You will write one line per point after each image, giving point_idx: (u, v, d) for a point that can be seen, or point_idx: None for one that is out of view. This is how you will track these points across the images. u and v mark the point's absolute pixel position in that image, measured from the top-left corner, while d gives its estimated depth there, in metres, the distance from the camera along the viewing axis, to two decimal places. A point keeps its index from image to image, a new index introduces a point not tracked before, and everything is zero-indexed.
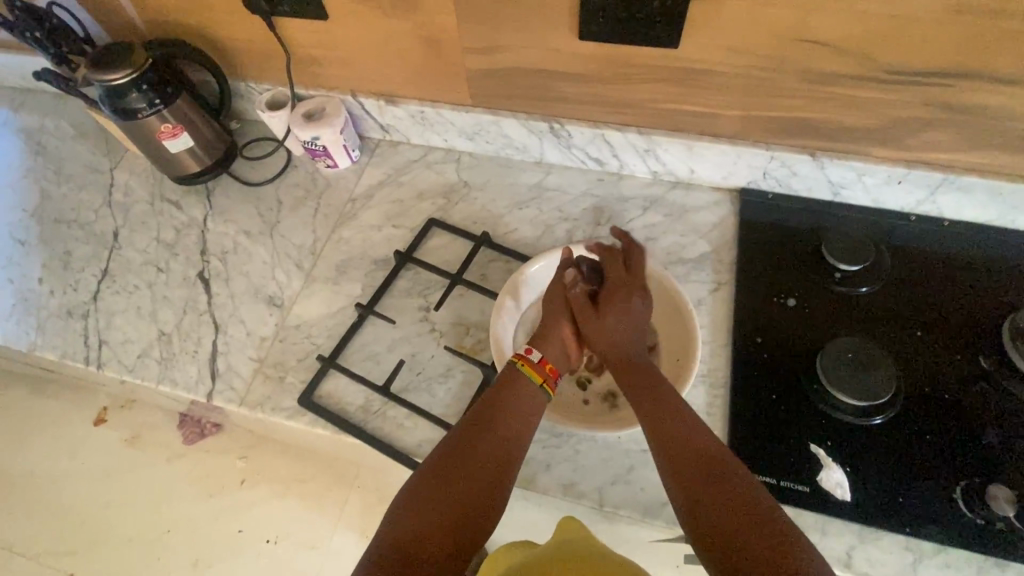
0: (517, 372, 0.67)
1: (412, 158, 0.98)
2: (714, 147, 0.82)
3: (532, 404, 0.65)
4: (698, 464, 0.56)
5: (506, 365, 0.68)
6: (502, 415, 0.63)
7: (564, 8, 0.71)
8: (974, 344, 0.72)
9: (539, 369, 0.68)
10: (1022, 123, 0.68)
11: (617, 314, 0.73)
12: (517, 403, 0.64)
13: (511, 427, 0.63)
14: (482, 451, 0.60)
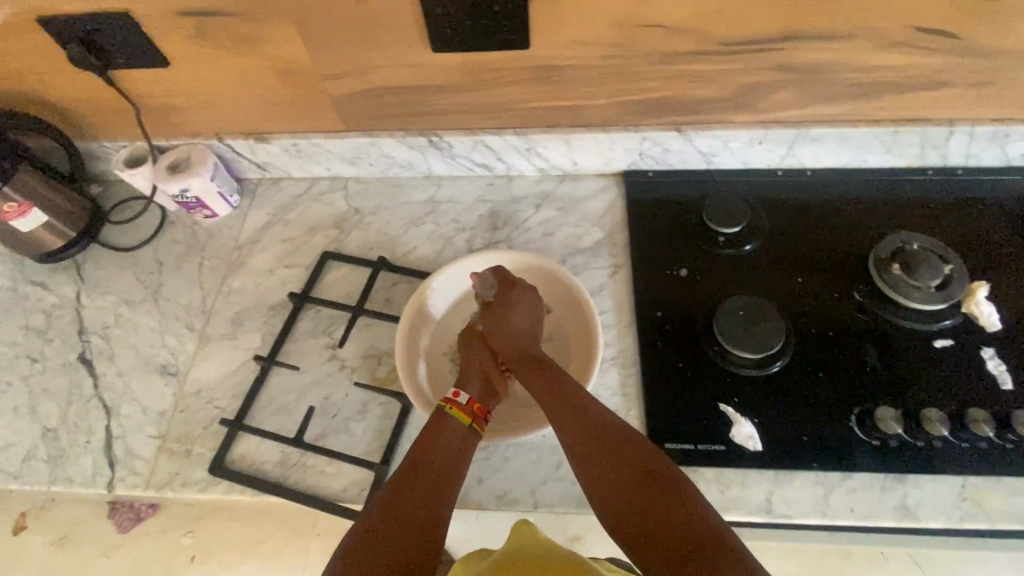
0: (446, 415, 0.64)
1: (296, 193, 0.94)
2: (590, 135, 0.84)
3: (463, 439, 0.63)
4: (622, 470, 0.56)
5: (434, 411, 0.65)
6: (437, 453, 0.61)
7: (412, 25, 0.71)
8: (849, 280, 0.78)
9: (468, 409, 0.66)
10: (848, 74, 0.74)
11: (518, 322, 0.71)
12: (449, 442, 0.62)
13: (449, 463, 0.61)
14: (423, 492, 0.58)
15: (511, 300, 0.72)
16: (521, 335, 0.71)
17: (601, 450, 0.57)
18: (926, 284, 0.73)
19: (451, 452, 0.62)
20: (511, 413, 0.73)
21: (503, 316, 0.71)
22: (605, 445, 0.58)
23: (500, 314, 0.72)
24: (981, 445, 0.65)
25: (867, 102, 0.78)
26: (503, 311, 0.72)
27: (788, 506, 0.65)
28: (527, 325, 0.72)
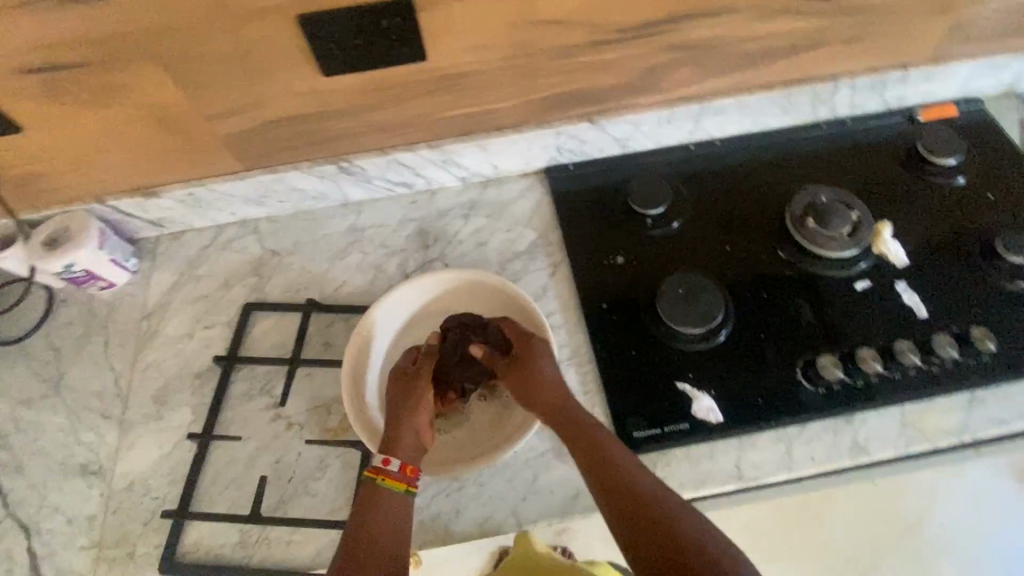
0: (378, 488, 0.58)
1: (203, 245, 0.86)
2: (506, 138, 0.82)
3: (400, 506, 0.57)
4: (671, 539, 0.50)
5: (364, 482, 0.59)
6: (370, 533, 0.55)
7: (296, 51, 0.66)
8: (773, 240, 0.82)
9: (401, 474, 0.59)
10: (737, 45, 0.77)
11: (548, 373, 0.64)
12: (382, 519, 0.56)
13: (389, 542, 0.55)
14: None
15: (537, 356, 0.65)
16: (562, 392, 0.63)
17: (653, 525, 0.51)
18: (840, 233, 0.78)
19: (390, 527, 0.56)
20: (472, 438, 0.70)
21: (533, 375, 0.63)
22: (658, 519, 0.52)
23: (533, 372, 0.63)
24: (912, 373, 0.71)
25: (759, 69, 0.82)
26: (534, 367, 0.64)
27: (756, 468, 0.67)
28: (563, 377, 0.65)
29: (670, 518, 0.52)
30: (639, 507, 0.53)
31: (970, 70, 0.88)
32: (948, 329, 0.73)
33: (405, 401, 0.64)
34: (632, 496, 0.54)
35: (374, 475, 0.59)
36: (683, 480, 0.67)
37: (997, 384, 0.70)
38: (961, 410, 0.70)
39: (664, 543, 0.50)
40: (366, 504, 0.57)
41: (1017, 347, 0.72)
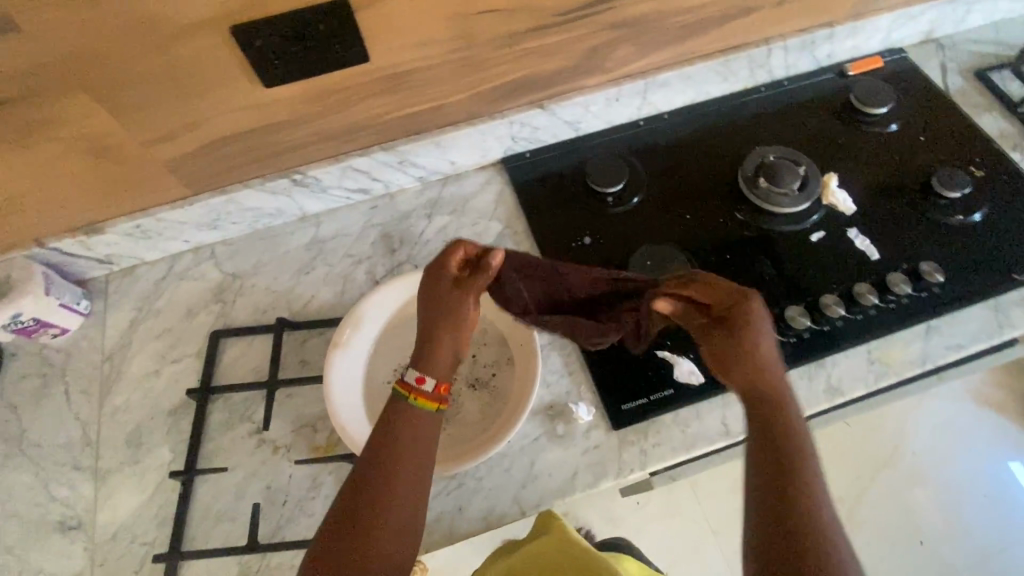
0: (412, 408, 0.54)
1: (158, 277, 0.83)
2: (459, 132, 0.82)
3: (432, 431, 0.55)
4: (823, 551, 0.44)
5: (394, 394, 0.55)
6: (395, 460, 0.52)
7: (232, 64, 0.64)
8: (730, 203, 0.84)
9: (435, 395, 0.55)
10: (673, 18, 0.79)
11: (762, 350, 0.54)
12: (417, 438, 0.53)
13: (409, 473, 0.52)
14: (380, 508, 0.50)
15: (754, 329, 0.54)
16: (772, 376, 0.53)
17: (793, 510, 0.46)
18: (790, 189, 0.81)
19: (416, 456, 0.53)
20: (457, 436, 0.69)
21: (738, 346, 0.53)
22: (802, 512, 0.46)
23: (744, 343, 0.53)
24: (873, 313, 0.74)
25: (696, 40, 0.84)
26: (746, 339, 0.53)
27: (741, 422, 0.69)
28: (777, 360, 0.55)
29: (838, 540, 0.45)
30: (809, 510, 0.46)
31: (890, 22, 0.93)
32: (899, 267, 0.77)
33: (444, 318, 0.57)
34: (798, 485, 0.47)
35: (406, 391, 0.55)
36: (674, 444, 0.69)
37: (948, 312, 0.75)
38: (921, 340, 0.74)
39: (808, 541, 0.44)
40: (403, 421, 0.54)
41: (961, 275, 0.77)
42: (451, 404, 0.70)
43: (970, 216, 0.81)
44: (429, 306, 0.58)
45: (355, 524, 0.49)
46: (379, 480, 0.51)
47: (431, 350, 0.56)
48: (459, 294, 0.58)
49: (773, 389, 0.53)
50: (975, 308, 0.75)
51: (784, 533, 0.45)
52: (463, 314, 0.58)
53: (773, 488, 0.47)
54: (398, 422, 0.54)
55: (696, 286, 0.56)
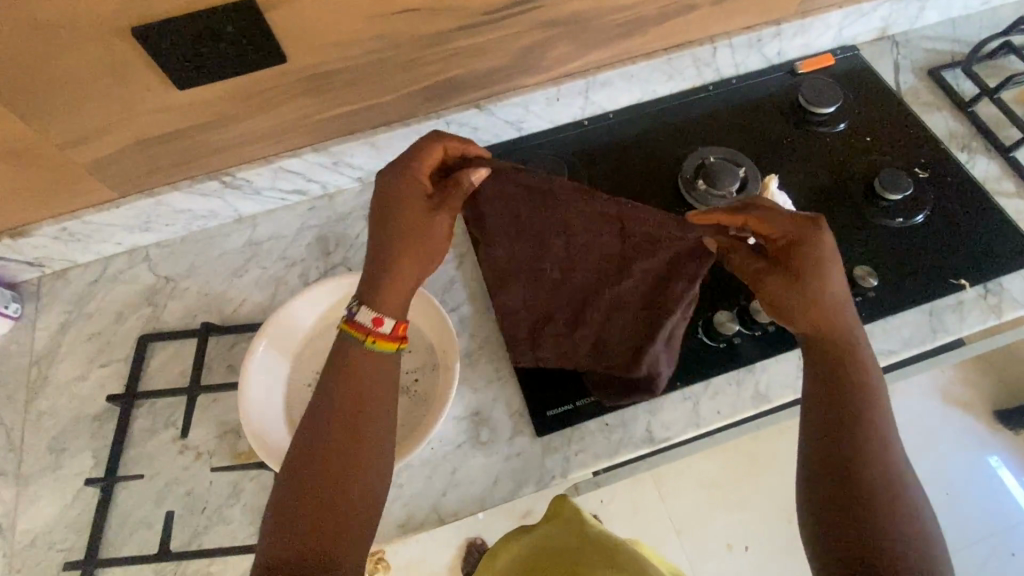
0: (370, 351, 0.55)
1: (90, 280, 0.82)
2: (394, 134, 0.81)
3: (389, 378, 0.56)
4: (868, 449, 0.52)
5: (348, 339, 0.55)
6: (355, 430, 0.53)
7: (142, 67, 0.62)
8: (670, 205, 0.83)
9: (394, 336, 0.56)
10: (610, 16, 0.77)
11: (829, 290, 0.56)
12: (369, 389, 0.54)
13: (371, 442, 0.53)
14: (345, 478, 0.51)
15: (819, 267, 0.55)
16: (837, 322, 0.56)
17: (847, 416, 0.53)
18: (730, 191, 0.80)
19: (373, 425, 0.54)
20: None
21: (805, 283, 0.55)
22: (855, 416, 0.53)
23: (807, 287, 0.55)
24: None
25: (636, 39, 0.83)
26: (811, 283, 0.55)
27: (666, 428, 0.69)
28: (843, 304, 0.57)
29: (897, 465, 0.52)
30: (871, 439, 0.52)
31: (840, 19, 0.91)
32: None
33: (412, 244, 0.56)
34: (856, 397, 0.54)
35: (360, 334, 0.55)
36: (597, 451, 0.68)
37: (882, 317, 0.74)
38: None
39: (858, 442, 0.52)
40: (356, 377, 0.54)
41: (897, 280, 0.76)
42: None
43: (912, 218, 0.80)
44: (402, 213, 0.56)
45: (318, 496, 0.50)
46: (343, 439, 0.52)
47: (378, 273, 0.56)
48: (444, 215, 0.57)
49: (845, 338, 0.56)
50: (909, 312, 0.75)
51: (836, 432, 0.53)
52: (436, 243, 0.57)
53: (834, 422, 0.54)
54: (354, 389, 0.54)
55: (756, 218, 0.54)
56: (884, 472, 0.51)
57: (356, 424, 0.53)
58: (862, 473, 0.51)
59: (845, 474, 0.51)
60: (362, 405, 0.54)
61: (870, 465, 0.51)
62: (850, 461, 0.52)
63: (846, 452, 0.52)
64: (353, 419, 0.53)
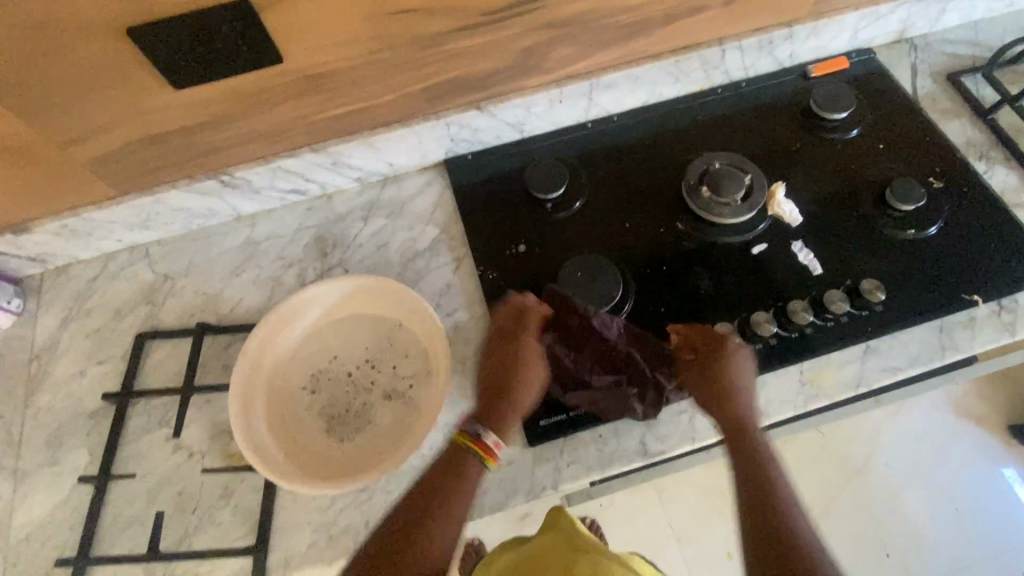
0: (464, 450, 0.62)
1: (91, 276, 0.83)
2: (393, 135, 0.80)
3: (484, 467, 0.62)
4: (775, 521, 0.55)
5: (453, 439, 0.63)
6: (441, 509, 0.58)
7: (138, 67, 0.62)
8: (673, 212, 0.81)
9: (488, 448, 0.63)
10: (614, 17, 0.75)
11: (733, 386, 0.65)
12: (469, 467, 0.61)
13: (449, 518, 0.58)
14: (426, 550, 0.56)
15: (720, 374, 0.66)
16: (739, 411, 0.64)
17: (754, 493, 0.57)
18: (734, 198, 0.78)
19: (455, 507, 0.59)
20: (363, 448, 0.67)
21: (715, 376, 0.66)
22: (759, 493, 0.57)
23: (712, 392, 0.65)
24: (808, 331, 0.72)
25: (642, 40, 0.80)
26: (717, 383, 0.66)
27: (661, 442, 0.67)
28: (742, 398, 0.65)
29: (807, 535, 0.54)
30: (776, 511, 0.56)
31: (856, 20, 0.88)
32: (842, 284, 0.74)
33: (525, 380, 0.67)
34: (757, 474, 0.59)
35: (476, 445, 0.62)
36: (590, 463, 0.67)
37: (890, 332, 0.72)
38: (858, 361, 0.71)
39: (767, 516, 0.55)
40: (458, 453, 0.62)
41: (907, 294, 0.74)
42: (365, 413, 0.69)
43: (924, 230, 0.77)
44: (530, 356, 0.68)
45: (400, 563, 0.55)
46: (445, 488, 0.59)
47: (503, 406, 0.65)
48: (523, 345, 0.69)
49: (738, 425, 0.63)
50: (918, 328, 0.72)
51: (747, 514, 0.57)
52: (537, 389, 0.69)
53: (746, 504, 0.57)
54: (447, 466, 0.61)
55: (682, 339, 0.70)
56: (797, 541, 0.53)
57: (441, 497, 0.59)
58: (788, 550, 0.52)
59: (759, 549, 0.54)
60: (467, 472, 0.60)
61: (780, 537, 0.54)
62: (777, 537, 0.54)
63: (758, 530, 0.55)
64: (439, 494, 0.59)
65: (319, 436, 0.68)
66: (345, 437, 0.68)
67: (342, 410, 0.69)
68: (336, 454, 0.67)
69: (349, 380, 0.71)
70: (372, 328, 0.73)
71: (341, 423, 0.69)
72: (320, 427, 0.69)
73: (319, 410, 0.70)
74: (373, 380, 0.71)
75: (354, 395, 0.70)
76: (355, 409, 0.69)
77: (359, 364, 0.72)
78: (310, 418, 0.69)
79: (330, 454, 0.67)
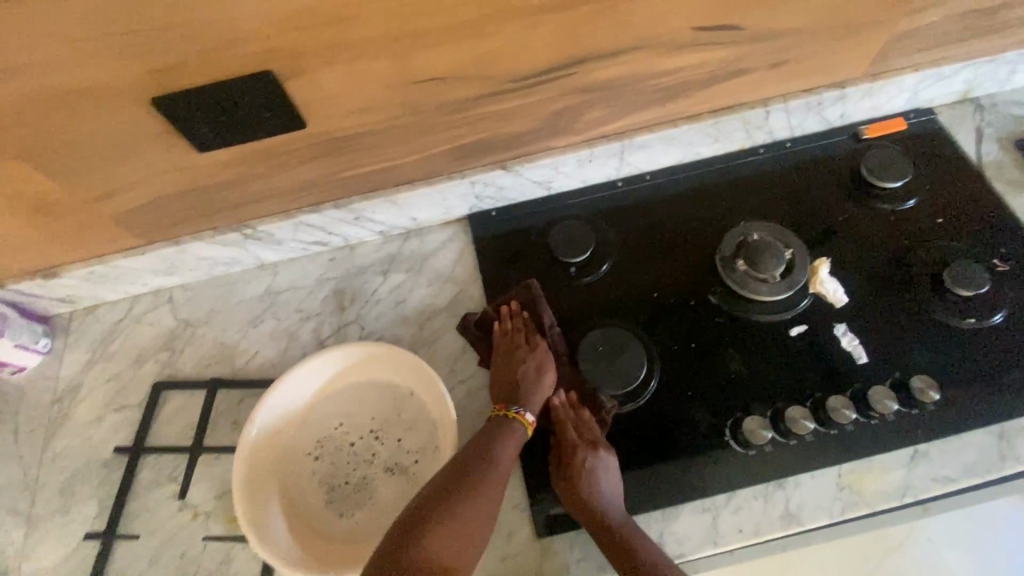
0: (510, 418, 0.62)
1: (116, 318, 0.83)
2: (416, 192, 0.78)
3: (518, 440, 0.62)
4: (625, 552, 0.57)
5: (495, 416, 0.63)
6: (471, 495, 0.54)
7: (163, 132, 0.62)
8: (706, 283, 0.77)
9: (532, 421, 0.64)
10: (650, 81, 0.71)
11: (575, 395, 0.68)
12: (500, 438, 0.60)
13: (484, 482, 0.56)
14: (450, 542, 0.51)
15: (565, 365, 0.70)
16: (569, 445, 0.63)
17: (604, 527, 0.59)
18: (773, 275, 0.73)
19: (486, 492, 0.56)
20: (362, 524, 0.66)
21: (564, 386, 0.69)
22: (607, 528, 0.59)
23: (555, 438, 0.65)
24: (848, 428, 0.66)
25: (680, 102, 0.76)
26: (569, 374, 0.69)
27: (681, 543, 0.63)
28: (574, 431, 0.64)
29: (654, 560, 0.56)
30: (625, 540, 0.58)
31: (916, 81, 0.81)
32: (889, 377, 0.68)
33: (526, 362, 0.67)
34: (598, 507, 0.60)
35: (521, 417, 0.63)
36: (601, 560, 0.64)
37: (940, 436, 0.66)
38: (902, 467, 0.65)
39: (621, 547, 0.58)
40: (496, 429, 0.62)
41: (961, 393, 0.67)
42: (365, 488, 0.68)
43: (985, 320, 0.71)
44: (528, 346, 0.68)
45: (429, 549, 0.49)
46: (482, 456, 0.58)
47: (529, 383, 0.65)
48: (508, 342, 0.69)
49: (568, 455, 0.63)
50: (975, 434, 0.66)
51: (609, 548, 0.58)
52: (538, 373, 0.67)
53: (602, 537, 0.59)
54: (484, 433, 0.61)
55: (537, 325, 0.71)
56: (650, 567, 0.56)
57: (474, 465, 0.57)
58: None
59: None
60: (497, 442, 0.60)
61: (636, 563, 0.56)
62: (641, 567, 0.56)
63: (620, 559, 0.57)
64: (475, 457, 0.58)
65: (320, 507, 0.67)
66: (346, 511, 0.67)
67: (343, 483, 0.68)
68: (335, 530, 0.66)
69: (351, 450, 0.69)
70: (380, 395, 0.71)
71: (341, 496, 0.67)
72: (320, 499, 0.67)
73: (320, 480, 0.68)
74: (375, 453, 0.69)
75: (355, 467, 0.69)
76: (355, 482, 0.68)
77: (363, 433, 0.70)
78: (311, 489, 0.68)
79: (330, 529, 0.66)
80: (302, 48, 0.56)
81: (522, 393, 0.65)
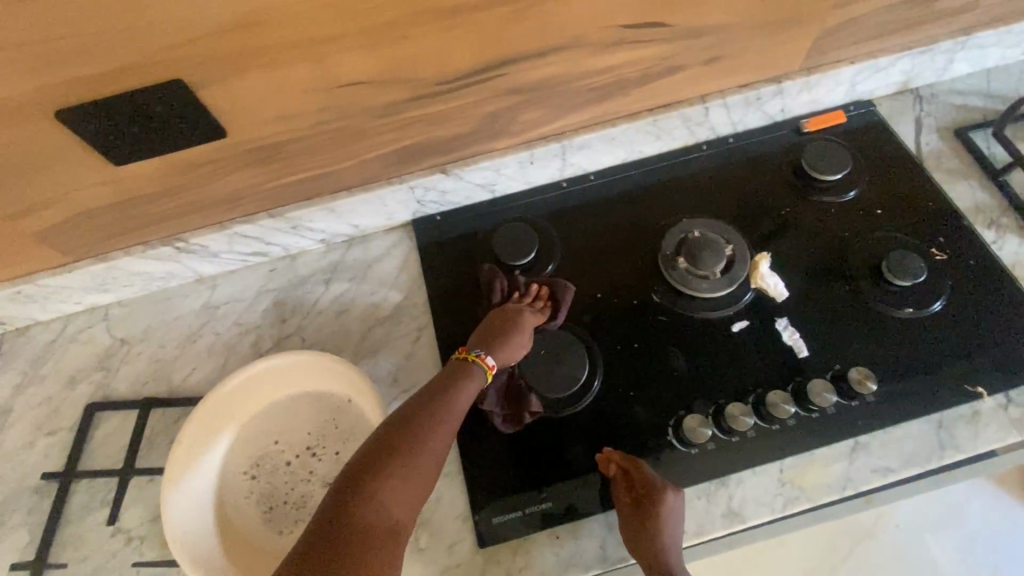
0: (469, 364, 0.62)
1: (48, 338, 0.80)
2: (353, 199, 0.76)
3: (471, 395, 0.60)
4: None
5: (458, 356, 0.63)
6: (417, 449, 0.53)
7: (74, 146, 0.59)
8: (649, 282, 0.76)
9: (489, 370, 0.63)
10: (584, 80, 0.71)
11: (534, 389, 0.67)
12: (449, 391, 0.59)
13: (430, 435, 0.54)
14: (395, 499, 0.49)
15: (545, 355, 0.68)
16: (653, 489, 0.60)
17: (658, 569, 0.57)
18: (713, 271, 0.73)
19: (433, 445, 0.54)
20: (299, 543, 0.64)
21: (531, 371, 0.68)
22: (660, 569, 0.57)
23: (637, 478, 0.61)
24: (789, 422, 0.66)
25: (617, 100, 0.76)
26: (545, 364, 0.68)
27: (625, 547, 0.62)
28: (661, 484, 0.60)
29: None
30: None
31: (854, 73, 0.81)
32: (829, 370, 0.69)
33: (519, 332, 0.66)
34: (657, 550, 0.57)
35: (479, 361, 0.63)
36: (544, 568, 0.63)
37: (880, 427, 0.66)
38: (843, 460, 0.65)
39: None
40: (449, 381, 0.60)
41: (900, 383, 0.68)
42: (304, 505, 0.66)
43: (923, 308, 0.71)
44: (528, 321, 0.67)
45: (380, 497, 0.49)
46: (430, 411, 0.56)
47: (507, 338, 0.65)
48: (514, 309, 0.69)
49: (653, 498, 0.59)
50: (914, 423, 0.66)
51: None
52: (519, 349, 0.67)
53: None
54: (434, 386, 0.59)
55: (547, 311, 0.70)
56: None
57: (421, 419, 0.55)
58: None
59: None
60: (448, 396, 0.58)
61: None
62: None
63: None
64: (423, 411, 0.56)
65: (258, 527, 0.65)
66: (284, 529, 0.65)
67: (282, 501, 0.66)
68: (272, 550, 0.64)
69: (288, 469, 0.68)
70: (317, 408, 0.70)
71: (282, 514, 0.66)
72: (259, 518, 0.66)
73: (259, 499, 0.67)
74: (314, 468, 0.67)
75: (294, 485, 0.67)
76: (295, 499, 0.66)
77: (301, 448, 0.68)
78: (250, 508, 0.66)
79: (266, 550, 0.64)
80: (210, 56, 0.54)
81: (499, 343, 0.64)
